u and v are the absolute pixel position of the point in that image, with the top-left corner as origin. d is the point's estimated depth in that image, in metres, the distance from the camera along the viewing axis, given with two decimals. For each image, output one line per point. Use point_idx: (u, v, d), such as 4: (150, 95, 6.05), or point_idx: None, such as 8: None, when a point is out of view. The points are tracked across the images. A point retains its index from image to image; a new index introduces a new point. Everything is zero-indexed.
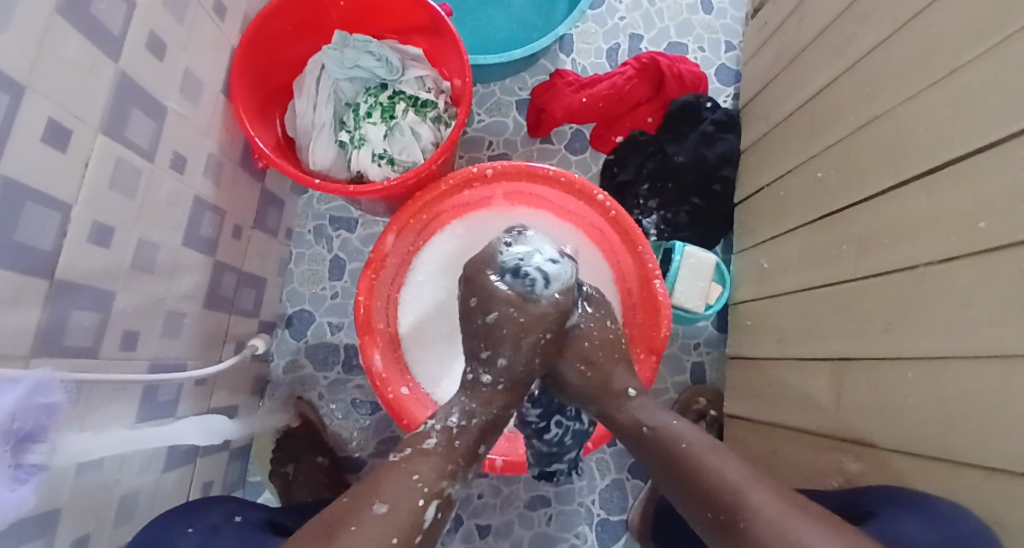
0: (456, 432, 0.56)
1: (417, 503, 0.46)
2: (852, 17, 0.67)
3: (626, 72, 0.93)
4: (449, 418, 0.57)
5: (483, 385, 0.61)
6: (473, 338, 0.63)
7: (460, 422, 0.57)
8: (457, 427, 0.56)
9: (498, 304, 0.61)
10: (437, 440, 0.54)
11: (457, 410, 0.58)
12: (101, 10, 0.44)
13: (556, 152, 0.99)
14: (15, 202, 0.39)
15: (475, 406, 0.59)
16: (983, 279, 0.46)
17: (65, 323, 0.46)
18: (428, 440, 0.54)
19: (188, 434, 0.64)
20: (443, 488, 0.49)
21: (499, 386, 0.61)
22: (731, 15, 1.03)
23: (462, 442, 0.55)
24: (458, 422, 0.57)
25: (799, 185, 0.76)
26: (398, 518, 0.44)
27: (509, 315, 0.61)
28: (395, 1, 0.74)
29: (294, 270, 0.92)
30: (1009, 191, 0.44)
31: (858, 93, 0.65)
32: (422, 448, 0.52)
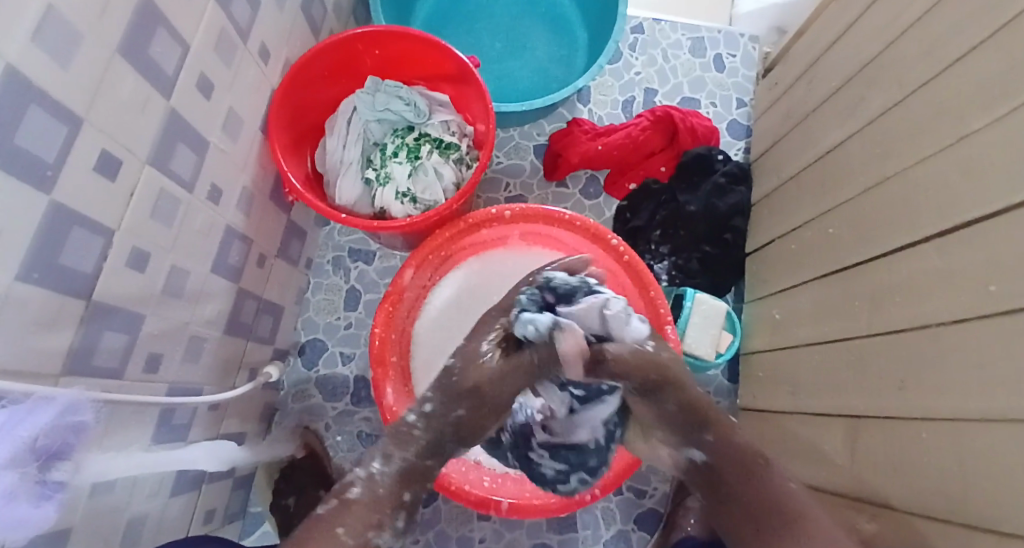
0: (378, 480, 0.55)
1: None
2: (861, 83, 0.71)
3: (640, 123, 0.97)
4: (371, 462, 0.56)
5: (405, 424, 0.60)
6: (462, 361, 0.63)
7: (380, 469, 0.56)
8: (377, 473, 0.55)
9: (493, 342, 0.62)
10: (358, 489, 0.54)
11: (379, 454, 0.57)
12: (158, 53, 0.48)
13: (571, 196, 1.02)
14: (65, 227, 0.42)
15: (397, 450, 0.57)
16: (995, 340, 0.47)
17: (96, 344, 0.48)
18: (350, 488, 0.54)
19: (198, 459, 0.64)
20: (367, 539, 0.51)
21: (415, 430, 0.59)
22: (743, 74, 1.07)
23: (385, 489, 0.54)
24: (378, 467, 0.56)
25: (811, 238, 0.78)
26: None
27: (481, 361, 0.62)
28: (426, 51, 0.79)
29: (310, 300, 0.94)
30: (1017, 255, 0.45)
31: (868, 154, 0.67)
32: (347, 499, 0.53)
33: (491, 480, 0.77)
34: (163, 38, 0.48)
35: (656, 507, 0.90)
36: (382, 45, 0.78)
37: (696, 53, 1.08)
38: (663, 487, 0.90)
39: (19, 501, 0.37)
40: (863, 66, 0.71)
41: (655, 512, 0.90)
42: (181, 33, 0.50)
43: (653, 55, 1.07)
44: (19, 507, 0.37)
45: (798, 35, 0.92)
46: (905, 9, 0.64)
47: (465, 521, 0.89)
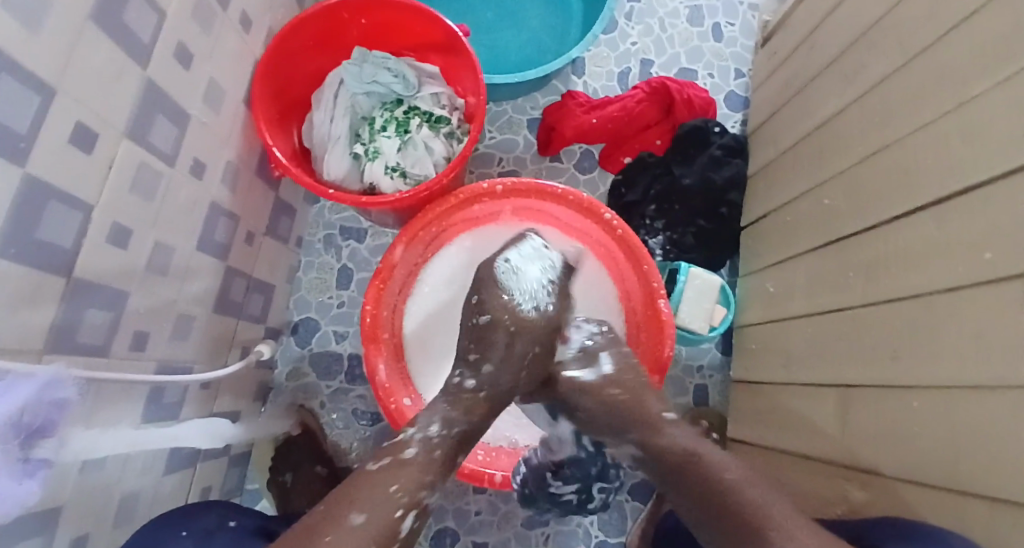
0: (435, 442, 0.54)
1: (392, 515, 0.45)
2: (862, 50, 0.69)
3: (635, 95, 0.95)
4: (429, 427, 0.56)
5: (464, 390, 0.61)
6: (465, 336, 0.65)
7: (441, 433, 0.55)
8: (437, 437, 0.55)
9: (494, 307, 0.63)
10: (416, 450, 0.52)
11: (438, 419, 0.56)
12: (132, 20, 0.46)
13: (565, 170, 1.01)
14: (40, 200, 0.41)
15: (458, 413, 0.58)
16: (989, 308, 0.47)
17: (79, 321, 0.47)
18: (408, 449, 0.52)
19: (191, 436, 0.64)
20: (421, 498, 0.48)
21: (479, 394, 0.61)
22: (741, 44, 1.05)
23: (441, 452, 0.54)
24: (438, 432, 0.55)
25: (807, 211, 0.77)
26: (371, 529, 0.44)
27: (499, 317, 0.63)
28: (414, 21, 0.76)
29: (302, 278, 0.93)
30: (1016, 222, 0.45)
31: (867, 123, 0.66)
32: (402, 459, 0.50)
33: (486, 454, 0.76)
34: (138, 3, 0.46)
35: (649, 479, 0.91)
36: (368, 13, 0.76)
37: (693, 22, 1.05)
38: None
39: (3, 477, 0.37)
40: (865, 32, 0.69)
41: (648, 484, 0.90)
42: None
43: (649, 25, 1.05)
44: (3, 484, 0.37)
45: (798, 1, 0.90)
46: None
47: (461, 495, 0.89)
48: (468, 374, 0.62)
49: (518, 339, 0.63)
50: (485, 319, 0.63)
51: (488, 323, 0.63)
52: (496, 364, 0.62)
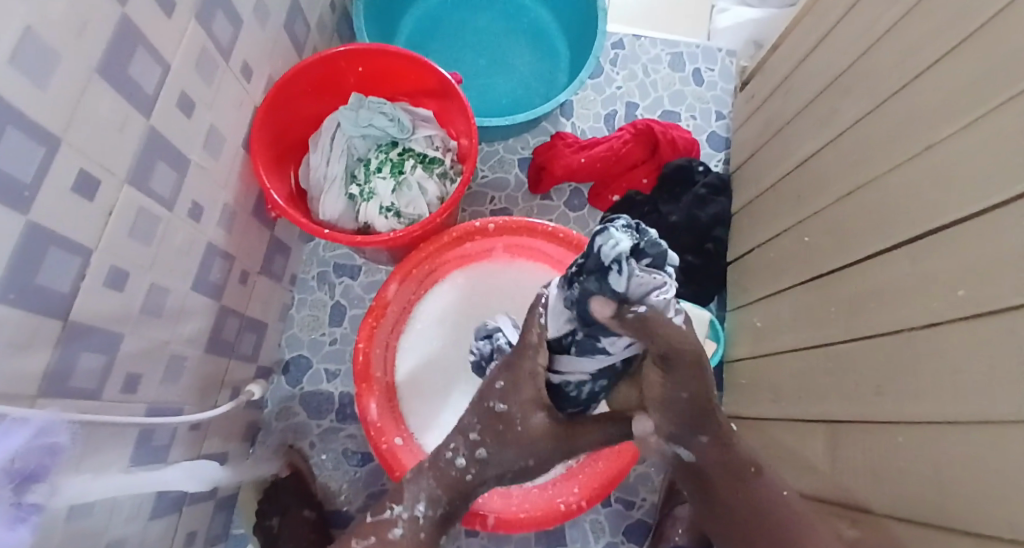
0: (420, 523, 0.65)
1: None
2: (835, 95, 0.72)
3: (622, 136, 0.98)
4: (416, 506, 0.65)
5: (454, 468, 0.65)
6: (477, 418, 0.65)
7: (426, 512, 0.65)
8: (421, 517, 0.65)
9: (509, 399, 0.63)
10: (401, 530, 0.65)
11: (424, 498, 0.65)
12: (137, 72, 0.48)
13: (555, 208, 1.03)
14: (41, 246, 0.41)
15: (441, 494, 0.66)
16: (967, 342, 0.48)
17: (72, 364, 0.47)
18: (392, 530, 0.64)
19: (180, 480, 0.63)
20: None
21: (467, 474, 0.65)
22: (721, 87, 1.09)
23: (424, 532, 0.66)
24: (422, 511, 0.65)
25: (789, 247, 0.79)
26: None
27: (507, 397, 0.63)
28: (409, 67, 0.79)
29: (295, 316, 0.93)
30: (987, 261, 0.47)
31: (843, 164, 0.69)
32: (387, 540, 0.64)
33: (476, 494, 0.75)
34: (143, 56, 0.48)
35: (645, 519, 0.89)
36: (365, 61, 0.79)
37: (675, 67, 1.10)
38: (651, 497, 0.90)
39: None
40: (837, 79, 0.73)
41: (643, 524, 0.89)
42: (162, 52, 0.51)
43: (633, 70, 1.09)
44: None
45: (774, 49, 0.95)
46: (874, 23, 0.66)
47: (453, 538, 0.88)
48: (461, 455, 0.65)
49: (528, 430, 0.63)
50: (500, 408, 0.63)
51: (501, 412, 0.63)
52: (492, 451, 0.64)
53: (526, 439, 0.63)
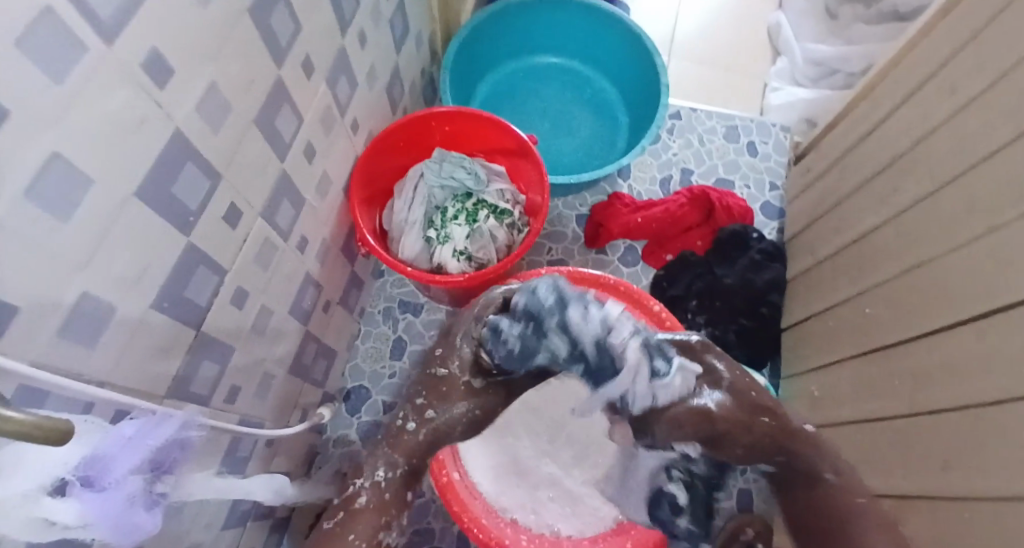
0: (383, 486, 0.63)
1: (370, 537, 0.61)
2: (893, 175, 0.77)
3: (678, 200, 1.04)
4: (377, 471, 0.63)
5: (406, 432, 0.65)
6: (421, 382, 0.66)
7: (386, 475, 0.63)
8: (384, 480, 0.63)
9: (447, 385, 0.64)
10: (366, 497, 0.62)
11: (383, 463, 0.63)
12: (279, 123, 0.56)
13: (609, 262, 1.08)
14: (192, 264, 0.48)
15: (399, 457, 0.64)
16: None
17: (194, 373, 0.53)
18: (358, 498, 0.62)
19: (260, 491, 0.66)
20: (376, 539, 0.61)
21: (418, 435, 0.64)
22: (774, 160, 1.14)
23: (389, 494, 0.63)
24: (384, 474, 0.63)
25: (848, 317, 0.81)
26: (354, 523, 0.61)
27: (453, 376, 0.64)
28: (491, 130, 0.88)
29: (360, 347, 0.98)
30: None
31: (902, 242, 0.72)
32: (356, 507, 0.62)
33: (527, 539, 0.74)
34: (284, 110, 0.57)
35: None
36: (452, 121, 0.88)
37: (729, 139, 1.16)
38: None
39: (139, 503, 0.38)
40: (895, 159, 0.77)
41: None
42: (297, 106, 0.59)
43: (689, 139, 1.16)
44: (139, 510, 0.39)
45: (828, 128, 1.00)
46: (929, 114, 0.72)
47: None
48: (411, 418, 0.65)
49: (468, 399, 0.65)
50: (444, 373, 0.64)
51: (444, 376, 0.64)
52: (441, 417, 0.64)
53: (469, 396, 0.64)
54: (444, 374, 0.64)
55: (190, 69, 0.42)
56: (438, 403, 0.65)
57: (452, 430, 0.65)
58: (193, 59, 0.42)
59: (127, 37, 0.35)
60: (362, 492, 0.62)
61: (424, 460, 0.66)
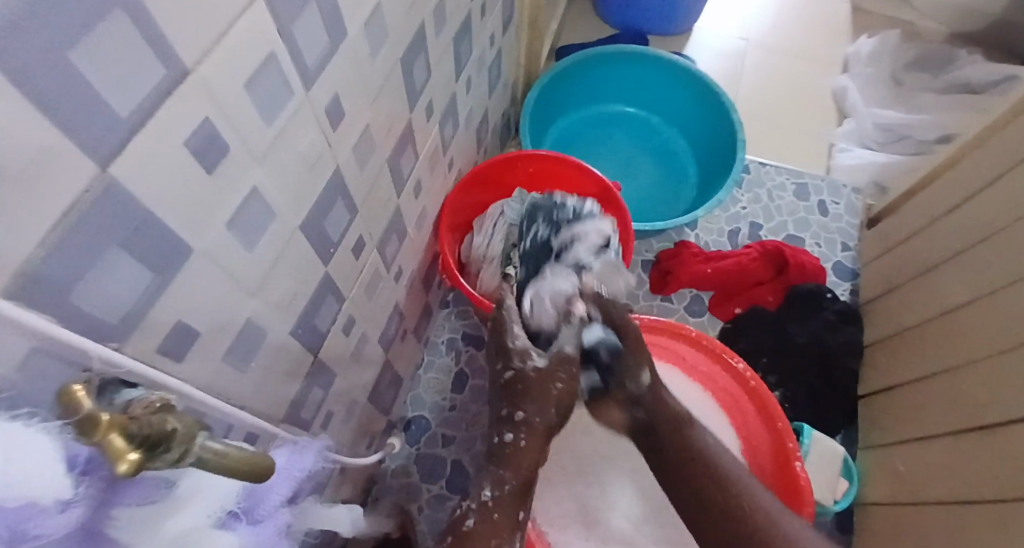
0: (492, 504, 0.61)
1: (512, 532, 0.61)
2: (989, 249, 0.76)
3: (750, 253, 1.04)
4: (482, 491, 0.62)
5: (506, 445, 0.63)
6: (499, 398, 0.67)
7: (493, 493, 0.62)
8: (490, 500, 0.61)
9: (527, 396, 0.64)
10: (472, 521, 0.60)
11: (487, 480, 0.62)
12: (403, 160, 0.59)
13: (675, 310, 1.07)
14: (324, 293, 0.49)
15: (505, 472, 0.62)
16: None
17: (305, 398, 0.53)
18: (465, 522, 0.60)
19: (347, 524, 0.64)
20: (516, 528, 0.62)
21: (518, 444, 0.63)
22: (846, 220, 1.14)
23: (497, 514, 0.61)
24: (490, 494, 0.62)
25: (939, 390, 0.79)
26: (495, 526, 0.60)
27: (523, 371, 0.65)
28: (577, 172, 0.90)
29: (422, 377, 0.98)
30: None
31: (1002, 320, 0.71)
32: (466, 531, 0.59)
33: None
34: (407, 148, 0.59)
35: None
36: (538, 162, 0.90)
37: (800, 197, 1.17)
38: None
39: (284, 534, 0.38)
40: (991, 234, 0.76)
41: None
42: (416, 145, 0.62)
43: (758, 194, 1.17)
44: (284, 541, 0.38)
45: (907, 196, 1.00)
46: None
47: None
48: (506, 430, 0.64)
49: (545, 380, 0.65)
50: (515, 370, 0.66)
51: (513, 377, 0.66)
52: (527, 411, 0.64)
53: (540, 374, 0.65)
54: (514, 373, 0.66)
55: (355, 112, 0.44)
56: (522, 396, 0.64)
57: (546, 421, 0.64)
58: (360, 102, 0.44)
59: (321, 84, 0.37)
60: (470, 514, 0.61)
61: (534, 468, 0.64)
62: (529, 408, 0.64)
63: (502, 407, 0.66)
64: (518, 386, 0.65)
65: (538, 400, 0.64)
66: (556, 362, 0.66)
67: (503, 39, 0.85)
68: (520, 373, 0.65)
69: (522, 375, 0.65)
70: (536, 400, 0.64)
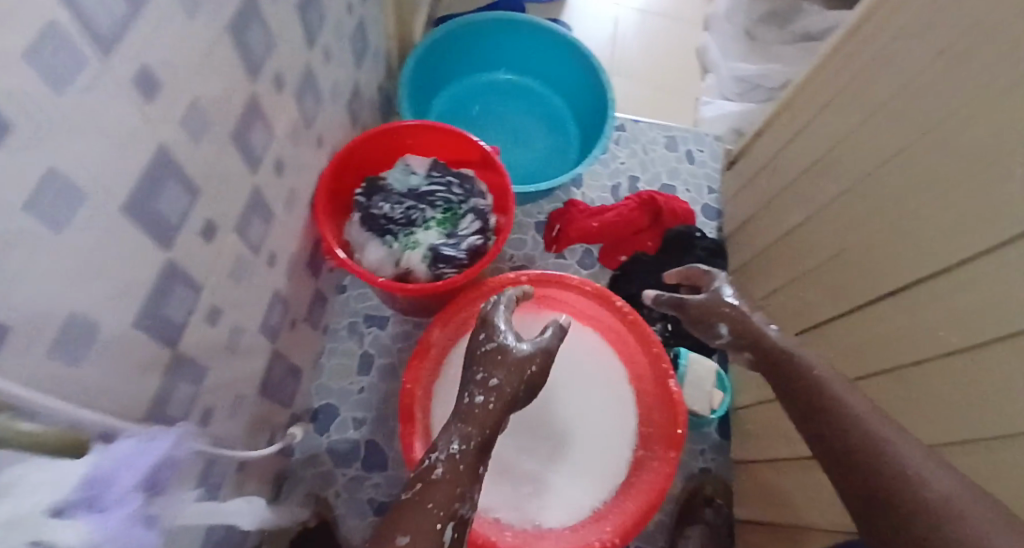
0: (458, 459, 0.55)
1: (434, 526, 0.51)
2: (813, 174, 0.86)
3: (629, 204, 1.11)
4: (450, 445, 0.56)
5: (476, 406, 0.57)
6: (472, 363, 0.62)
7: (460, 448, 0.55)
8: (458, 457, 0.55)
9: (501, 364, 0.60)
10: (440, 470, 0.54)
11: (457, 436, 0.56)
12: (252, 138, 0.57)
13: (569, 266, 1.13)
14: (170, 281, 0.48)
15: (473, 428, 0.57)
16: (975, 367, 0.54)
17: (170, 393, 0.51)
18: (434, 471, 0.54)
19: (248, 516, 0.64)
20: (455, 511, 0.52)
21: (489, 406, 0.57)
22: (710, 166, 1.24)
23: (464, 467, 0.55)
24: (457, 449, 0.55)
25: (785, 302, 0.89)
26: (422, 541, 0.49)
27: (505, 344, 0.61)
28: (452, 141, 0.90)
29: (326, 364, 0.97)
30: (976, 302, 0.54)
31: (826, 233, 0.81)
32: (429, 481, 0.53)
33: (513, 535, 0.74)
34: (256, 126, 0.57)
35: None
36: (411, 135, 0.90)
37: (670, 148, 1.25)
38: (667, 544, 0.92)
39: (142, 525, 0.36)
40: (814, 161, 0.86)
41: None
42: (268, 123, 0.60)
43: (634, 149, 1.24)
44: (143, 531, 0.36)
45: (752, 138, 1.11)
46: (840, 122, 0.81)
47: None
48: (478, 391, 0.58)
49: (525, 362, 0.60)
50: (500, 342, 0.61)
51: (494, 347, 0.61)
52: (504, 378, 0.59)
53: (527, 351, 0.61)
54: (496, 344, 0.61)
55: (175, 85, 0.42)
56: (510, 364, 0.60)
57: (517, 394, 0.59)
58: (179, 75, 0.43)
59: (121, 49, 0.36)
60: (438, 465, 0.54)
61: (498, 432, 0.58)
62: (508, 374, 0.59)
63: (473, 374, 0.60)
64: (496, 354, 0.60)
65: (519, 374, 0.59)
66: (539, 348, 0.62)
67: (360, 11, 0.84)
68: (503, 351, 0.60)
69: (507, 347, 0.61)
70: (515, 371, 0.59)
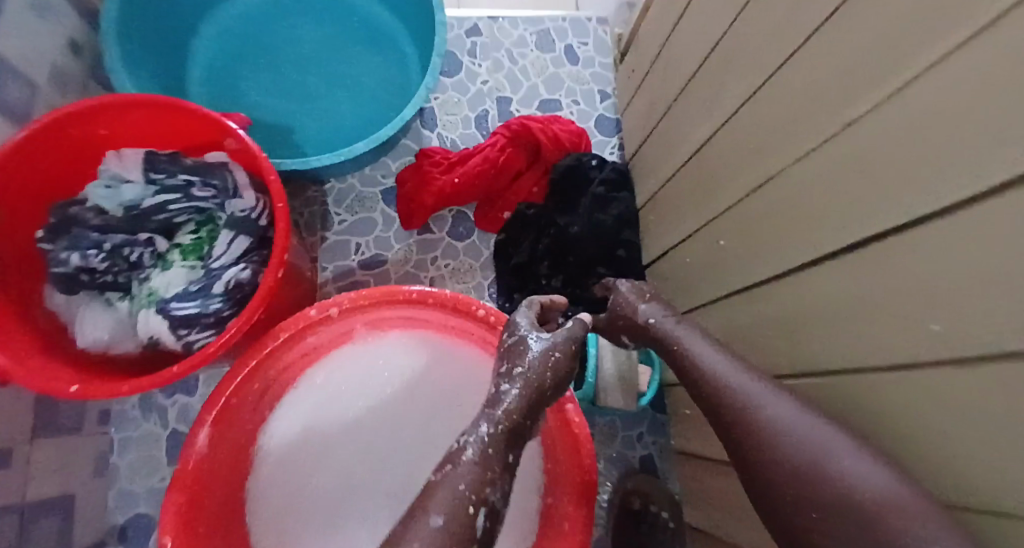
0: (490, 442, 0.43)
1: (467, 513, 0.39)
2: (713, 67, 0.58)
3: (495, 142, 0.81)
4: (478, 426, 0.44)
5: (501, 396, 0.45)
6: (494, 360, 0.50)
7: (492, 432, 0.43)
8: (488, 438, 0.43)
9: (526, 352, 0.47)
10: (468, 452, 0.42)
11: (487, 418, 0.44)
12: None
13: (438, 241, 0.85)
14: None
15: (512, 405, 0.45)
16: (1001, 392, 0.29)
17: None
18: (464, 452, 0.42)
19: None
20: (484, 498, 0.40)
21: (513, 394, 0.45)
22: (599, 63, 0.94)
23: (493, 453, 0.42)
24: (488, 431, 0.43)
25: (702, 251, 0.65)
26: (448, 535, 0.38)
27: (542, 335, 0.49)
28: (176, 113, 0.58)
29: (119, 464, 0.74)
30: (986, 270, 0.29)
31: (736, 155, 0.55)
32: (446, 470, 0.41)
33: None
34: None
35: None
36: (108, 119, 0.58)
37: (544, 48, 0.93)
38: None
39: None
40: (714, 45, 0.58)
41: None
42: None
43: (497, 59, 0.92)
44: None
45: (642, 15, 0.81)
46: None
47: None
48: (506, 379, 0.46)
49: (563, 354, 0.48)
50: (525, 334, 0.49)
51: (515, 339, 0.49)
52: (532, 367, 0.47)
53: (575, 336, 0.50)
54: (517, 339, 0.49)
55: None
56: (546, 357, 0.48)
57: (545, 384, 0.47)
58: None
59: None
60: (469, 445, 0.42)
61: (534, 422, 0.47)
62: (545, 364, 0.47)
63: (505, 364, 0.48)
64: (522, 345, 0.48)
65: (549, 365, 0.47)
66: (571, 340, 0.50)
67: None
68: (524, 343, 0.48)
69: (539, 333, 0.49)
70: (548, 357, 0.47)
